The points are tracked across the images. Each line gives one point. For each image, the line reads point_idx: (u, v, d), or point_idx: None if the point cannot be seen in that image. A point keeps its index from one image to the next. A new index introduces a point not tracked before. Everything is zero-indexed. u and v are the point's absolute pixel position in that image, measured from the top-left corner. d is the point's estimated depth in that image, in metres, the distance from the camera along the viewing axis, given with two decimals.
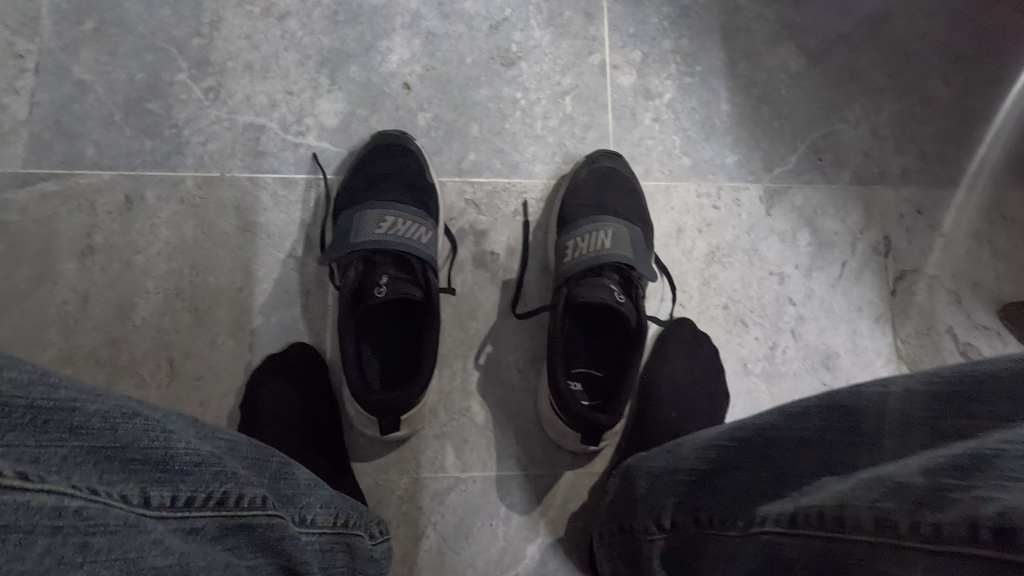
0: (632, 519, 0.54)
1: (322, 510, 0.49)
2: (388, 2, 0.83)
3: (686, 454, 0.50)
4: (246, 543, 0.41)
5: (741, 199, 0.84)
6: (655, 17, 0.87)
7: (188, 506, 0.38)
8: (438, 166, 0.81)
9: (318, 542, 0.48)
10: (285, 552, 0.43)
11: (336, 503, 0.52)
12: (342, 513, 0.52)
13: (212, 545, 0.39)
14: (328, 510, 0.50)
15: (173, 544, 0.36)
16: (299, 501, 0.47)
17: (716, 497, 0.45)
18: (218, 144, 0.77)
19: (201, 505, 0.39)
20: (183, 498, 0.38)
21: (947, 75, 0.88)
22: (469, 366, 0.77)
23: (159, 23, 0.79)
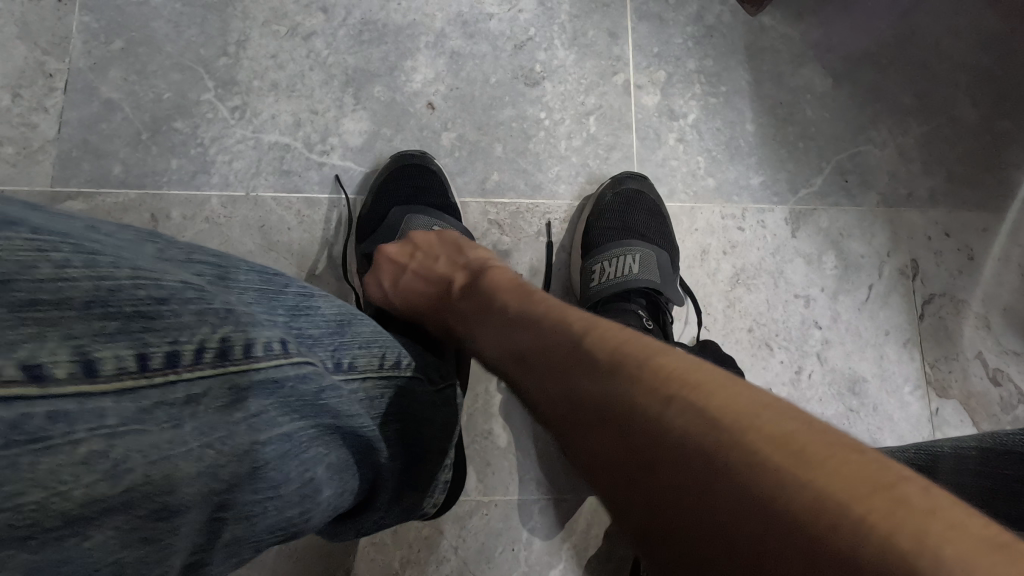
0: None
1: (363, 350, 0.41)
2: (413, 21, 0.83)
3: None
4: (276, 408, 0.30)
5: (766, 221, 0.83)
6: (680, 37, 0.86)
7: (201, 360, 0.27)
8: (461, 187, 0.81)
9: (364, 387, 0.40)
10: (328, 406, 0.34)
11: (381, 342, 0.43)
12: (391, 352, 0.44)
13: (232, 420, 0.28)
14: (373, 349, 0.42)
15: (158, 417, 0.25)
16: (328, 343, 0.38)
17: None
18: (243, 163, 0.78)
19: (212, 358, 0.28)
20: (183, 348, 0.27)
21: (975, 97, 0.87)
22: (491, 389, 0.76)
23: (186, 43, 0.80)
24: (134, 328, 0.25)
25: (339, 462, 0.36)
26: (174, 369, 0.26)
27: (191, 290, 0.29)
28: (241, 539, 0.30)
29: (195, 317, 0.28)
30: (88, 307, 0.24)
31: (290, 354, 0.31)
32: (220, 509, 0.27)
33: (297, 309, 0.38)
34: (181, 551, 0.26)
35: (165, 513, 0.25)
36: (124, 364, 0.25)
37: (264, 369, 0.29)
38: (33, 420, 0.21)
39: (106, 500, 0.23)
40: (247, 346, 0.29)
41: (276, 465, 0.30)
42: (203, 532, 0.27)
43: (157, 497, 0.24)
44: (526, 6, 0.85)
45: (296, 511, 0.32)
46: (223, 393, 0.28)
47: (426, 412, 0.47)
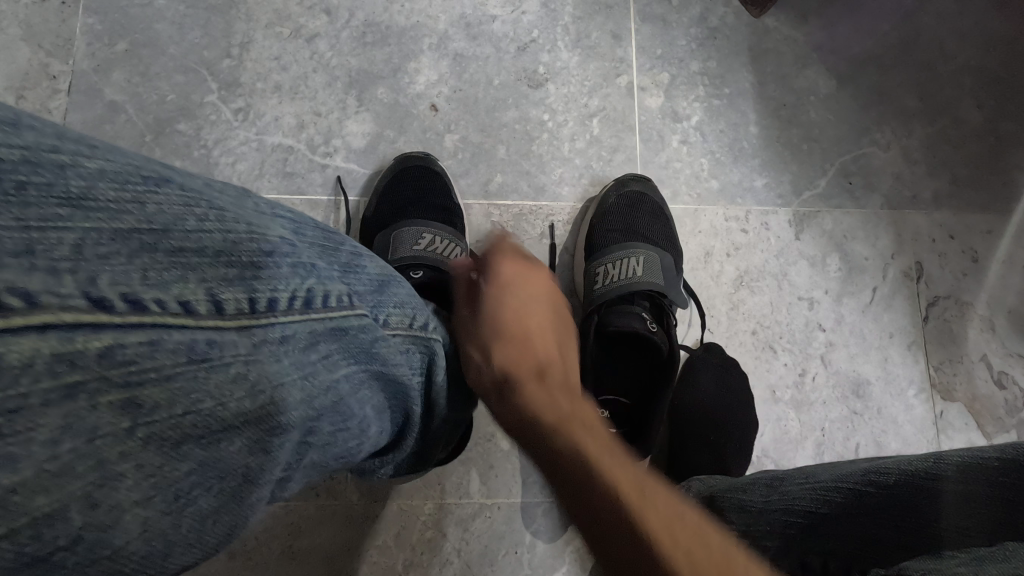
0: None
1: (398, 306, 0.41)
2: (416, 23, 0.83)
3: (785, 495, 0.50)
4: (340, 352, 0.33)
5: (770, 223, 0.83)
6: (683, 38, 0.86)
7: (276, 312, 0.29)
8: (464, 189, 0.81)
9: (403, 341, 0.41)
10: (379, 354, 0.37)
11: (415, 300, 0.44)
12: (421, 311, 0.44)
13: (306, 359, 0.30)
14: (405, 305, 0.42)
15: (249, 366, 0.27)
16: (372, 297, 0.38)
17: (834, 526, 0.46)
18: (247, 165, 0.78)
19: (285, 310, 0.30)
20: (264, 302, 0.29)
21: (980, 99, 0.87)
22: None
23: (190, 45, 0.80)
24: (207, 270, 0.26)
25: (385, 406, 0.39)
26: (256, 317, 0.28)
27: (252, 239, 0.30)
28: (306, 468, 0.33)
29: (254, 268, 0.29)
30: (168, 247, 0.25)
31: (350, 307, 0.35)
32: (286, 445, 0.29)
33: (347, 265, 0.37)
34: (269, 479, 0.30)
35: (269, 437, 0.28)
36: (207, 311, 0.26)
37: (337, 320, 0.33)
38: (140, 351, 0.22)
39: (191, 434, 0.25)
40: (293, 299, 0.30)
41: (346, 403, 0.33)
42: (281, 466, 0.30)
43: (232, 432, 0.26)
44: (529, 8, 0.85)
45: (357, 445, 0.36)
46: (307, 338, 0.31)
47: (457, 365, 0.49)
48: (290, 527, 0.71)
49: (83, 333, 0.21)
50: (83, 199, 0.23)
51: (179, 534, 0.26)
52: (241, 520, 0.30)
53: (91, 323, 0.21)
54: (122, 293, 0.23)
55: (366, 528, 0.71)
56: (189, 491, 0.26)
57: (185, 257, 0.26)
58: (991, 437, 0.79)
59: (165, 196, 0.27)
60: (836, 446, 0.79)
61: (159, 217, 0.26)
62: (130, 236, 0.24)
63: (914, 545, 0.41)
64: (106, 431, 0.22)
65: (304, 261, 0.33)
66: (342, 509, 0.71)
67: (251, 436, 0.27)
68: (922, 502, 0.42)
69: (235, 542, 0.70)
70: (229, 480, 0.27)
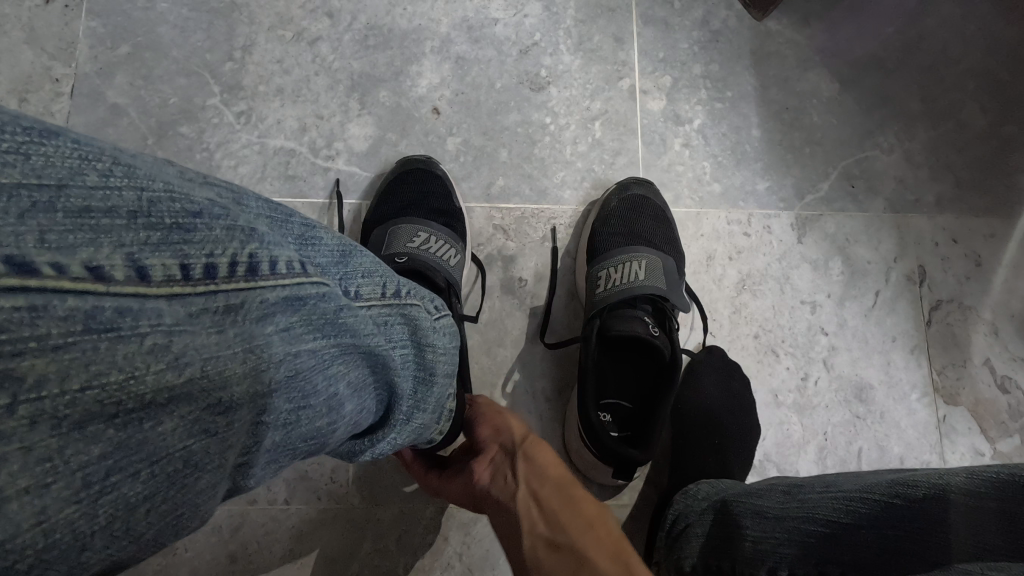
0: (728, 561, 0.53)
1: (364, 280, 0.42)
2: (419, 26, 0.83)
3: (804, 505, 0.50)
4: (304, 323, 0.32)
5: (772, 226, 0.83)
6: (686, 42, 0.86)
7: (210, 278, 0.28)
8: (466, 192, 0.81)
9: (369, 313, 0.40)
10: (346, 325, 0.36)
11: (378, 274, 0.44)
12: (388, 284, 0.44)
13: (260, 327, 0.29)
14: (371, 279, 0.43)
15: (180, 331, 0.26)
16: (332, 271, 0.39)
17: (841, 541, 0.46)
18: (249, 168, 0.78)
19: (224, 276, 0.29)
20: (196, 268, 0.28)
21: (982, 102, 0.87)
22: (496, 395, 0.76)
23: (192, 47, 0.80)
24: (128, 236, 0.25)
25: (359, 382, 0.38)
26: (187, 283, 0.27)
27: (184, 202, 0.29)
28: (274, 448, 0.32)
29: (184, 232, 0.28)
30: (68, 207, 0.24)
31: (307, 274, 0.34)
32: (239, 423, 0.28)
33: (304, 238, 0.38)
34: (222, 462, 0.28)
35: (215, 413, 0.27)
36: (122, 275, 0.24)
37: (293, 287, 0.32)
38: (17, 318, 0.21)
39: (131, 404, 0.24)
40: (235, 265, 0.29)
41: (306, 377, 0.32)
42: (240, 444, 0.29)
43: (176, 405, 0.25)
44: (532, 12, 0.85)
45: (328, 423, 0.35)
46: (261, 307, 0.30)
47: (438, 343, 0.47)
48: (291, 530, 0.71)
49: (6, 294, 0.21)
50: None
51: (134, 512, 0.25)
52: (206, 501, 0.28)
53: (16, 286, 0.21)
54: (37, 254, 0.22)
55: (367, 531, 0.71)
56: (107, 475, 0.23)
57: (92, 220, 0.24)
58: (994, 441, 0.79)
59: (59, 145, 0.25)
60: (838, 451, 0.78)
61: (51, 169, 0.24)
62: (15, 195, 0.22)
63: (922, 562, 0.42)
64: (53, 389, 0.21)
65: (248, 226, 0.32)
66: (343, 512, 0.71)
67: (194, 413, 0.26)
68: (931, 518, 0.42)
69: (237, 546, 0.70)
70: (179, 458, 0.26)
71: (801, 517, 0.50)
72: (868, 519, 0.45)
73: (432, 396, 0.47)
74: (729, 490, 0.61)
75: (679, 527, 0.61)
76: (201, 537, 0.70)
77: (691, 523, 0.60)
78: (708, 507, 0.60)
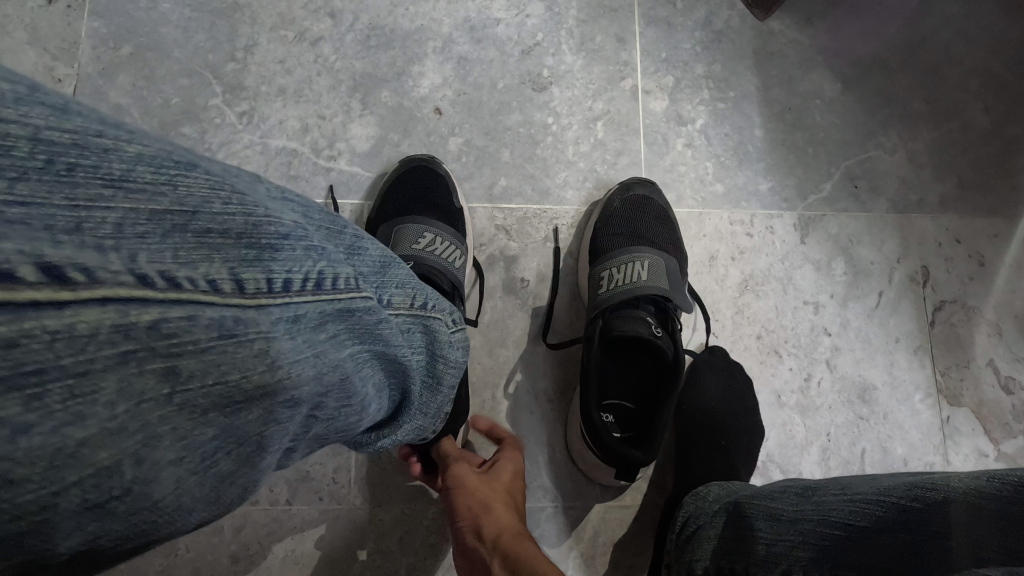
0: (741, 563, 0.52)
1: (399, 290, 0.42)
2: (421, 27, 0.83)
3: (818, 507, 0.50)
4: (347, 331, 0.34)
5: (775, 226, 0.83)
6: (688, 42, 0.86)
7: (287, 290, 0.30)
8: (469, 192, 0.81)
9: (400, 321, 0.41)
10: (382, 335, 0.38)
11: (413, 284, 0.45)
12: (420, 295, 0.45)
13: (314, 335, 0.31)
14: (405, 289, 0.43)
15: (271, 342, 0.28)
16: (375, 281, 0.40)
17: (856, 547, 0.46)
18: (251, 168, 0.78)
19: (298, 288, 0.30)
20: (280, 281, 0.29)
21: (987, 101, 0.86)
22: (498, 396, 0.76)
23: (194, 48, 0.80)
24: (207, 248, 0.26)
25: (381, 383, 0.40)
26: (274, 295, 0.29)
27: (260, 216, 0.30)
28: (311, 437, 0.35)
29: (259, 246, 0.29)
30: (197, 229, 0.26)
31: (357, 288, 0.36)
32: (294, 414, 0.31)
33: (350, 247, 0.39)
34: (273, 453, 0.31)
35: (287, 407, 0.30)
36: (228, 287, 0.26)
37: (343, 301, 0.34)
38: (181, 325, 0.24)
39: (218, 401, 0.26)
40: (304, 280, 0.31)
41: (349, 380, 0.35)
42: (288, 437, 0.32)
43: (252, 400, 0.28)
44: (534, 12, 0.85)
45: (355, 419, 0.38)
46: (318, 319, 0.32)
47: (455, 359, 0.48)
48: (294, 531, 0.70)
49: (173, 304, 0.24)
50: (83, 167, 0.23)
51: (203, 492, 0.28)
52: (250, 484, 0.32)
53: (175, 298, 0.24)
54: (128, 266, 0.23)
55: (369, 532, 0.71)
56: (213, 453, 0.27)
57: (213, 245, 0.27)
58: (997, 443, 0.79)
59: (196, 179, 0.28)
60: (842, 451, 0.78)
61: (191, 200, 0.27)
62: (165, 229, 0.25)
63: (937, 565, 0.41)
64: (149, 397, 0.23)
65: (315, 244, 0.33)
66: (345, 513, 0.71)
67: (269, 407, 0.29)
68: (942, 521, 0.41)
69: (238, 546, 0.69)
70: (250, 444, 0.29)
71: (817, 520, 0.49)
72: (883, 521, 0.45)
73: (441, 401, 0.49)
74: (740, 492, 0.61)
75: (689, 530, 0.61)
76: (204, 538, 0.69)
77: (701, 527, 0.60)
78: (721, 509, 0.60)
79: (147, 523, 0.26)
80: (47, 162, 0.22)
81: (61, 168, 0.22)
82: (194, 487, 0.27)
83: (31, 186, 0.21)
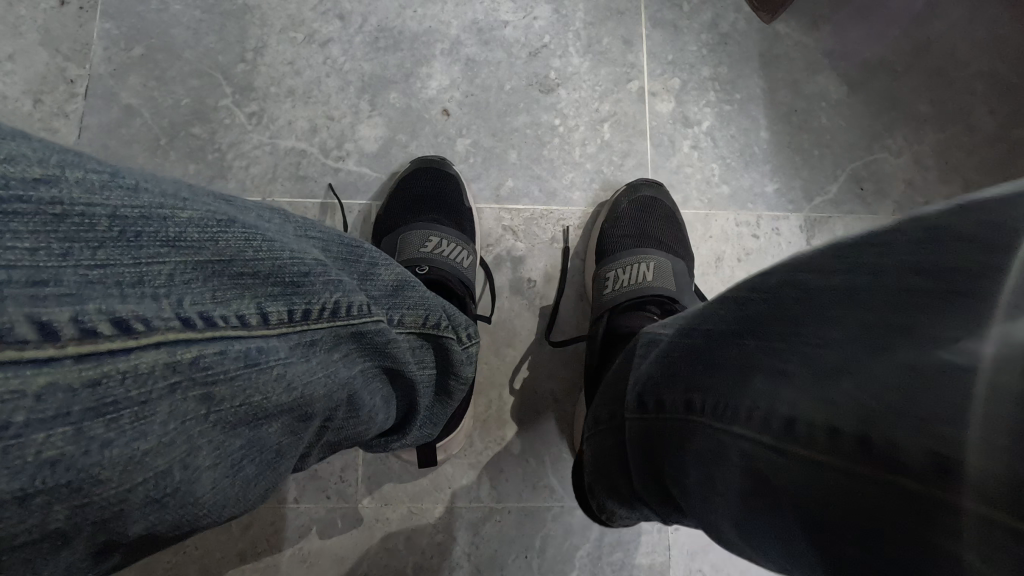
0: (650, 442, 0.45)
1: (407, 310, 0.43)
2: (429, 28, 0.84)
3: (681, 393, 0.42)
4: (331, 353, 0.35)
5: (781, 228, 0.83)
6: (694, 44, 0.86)
7: (262, 324, 0.30)
8: (477, 193, 0.81)
9: (405, 343, 0.42)
10: (374, 355, 0.39)
11: (425, 303, 0.45)
12: (434, 313, 0.45)
13: (294, 361, 0.32)
14: (415, 309, 0.43)
15: (246, 372, 0.29)
16: (378, 302, 0.41)
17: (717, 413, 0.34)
18: (260, 168, 0.78)
19: (275, 322, 0.31)
20: (251, 317, 0.30)
21: (992, 104, 0.87)
22: (504, 395, 0.76)
23: (205, 49, 0.80)
24: (194, 286, 0.28)
25: (375, 401, 0.41)
26: (242, 328, 0.29)
27: (261, 248, 0.31)
28: (324, 444, 0.40)
29: (256, 278, 0.31)
30: (154, 272, 0.26)
31: (374, 312, 0.38)
32: (274, 432, 0.32)
33: (363, 275, 0.41)
34: (266, 473, 0.33)
35: (300, 420, 0.33)
36: (199, 324, 0.27)
37: (328, 328, 0.34)
38: (129, 371, 0.24)
39: (244, 417, 0.29)
40: (285, 313, 0.32)
41: (336, 397, 0.36)
42: (279, 455, 0.33)
43: (225, 430, 0.29)
44: (541, 14, 0.85)
45: (359, 428, 0.41)
46: (299, 348, 0.32)
47: (464, 372, 0.48)
48: (301, 529, 0.71)
49: (110, 357, 0.23)
50: (68, 217, 0.24)
51: (206, 511, 0.29)
52: (274, 483, 0.35)
53: (120, 347, 0.24)
54: (76, 318, 0.23)
55: (375, 531, 0.71)
56: (202, 482, 0.28)
57: (170, 286, 0.27)
58: None
59: (155, 221, 0.27)
60: None
61: (146, 242, 0.27)
62: (116, 276, 0.25)
63: (938, 319, 0.24)
64: (115, 444, 0.23)
65: (304, 273, 0.33)
66: (352, 512, 0.72)
67: (288, 421, 0.32)
68: (980, 226, 0.25)
69: (246, 543, 0.70)
70: (270, 453, 0.32)
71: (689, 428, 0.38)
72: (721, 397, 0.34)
73: (446, 410, 0.51)
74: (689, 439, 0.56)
75: None
76: (211, 536, 0.70)
77: None
78: None
79: (190, 517, 0.29)
80: (21, 216, 0.23)
81: (31, 221, 0.23)
82: (223, 491, 0.30)
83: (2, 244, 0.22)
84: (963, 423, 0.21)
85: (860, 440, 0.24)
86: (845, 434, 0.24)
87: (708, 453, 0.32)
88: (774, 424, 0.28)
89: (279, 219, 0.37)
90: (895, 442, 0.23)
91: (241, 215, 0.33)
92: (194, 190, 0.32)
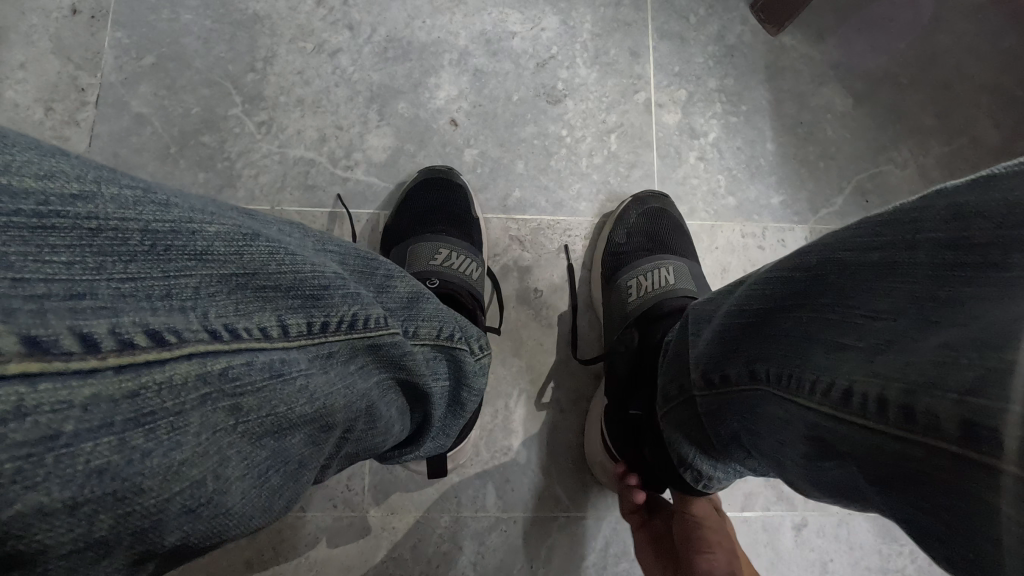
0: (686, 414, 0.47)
1: (423, 322, 0.43)
2: (437, 39, 0.84)
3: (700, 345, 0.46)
4: (350, 364, 0.35)
5: (786, 239, 0.83)
6: (701, 56, 0.87)
7: (284, 335, 0.31)
8: (484, 203, 0.81)
9: (421, 354, 0.42)
10: (392, 365, 0.39)
11: (439, 315, 0.45)
12: (447, 325, 0.45)
13: (314, 371, 0.32)
14: (431, 322, 0.44)
15: (271, 386, 0.29)
16: (394, 312, 0.41)
17: (770, 359, 0.37)
18: (269, 177, 0.79)
19: (296, 335, 0.31)
20: (273, 329, 0.30)
21: (996, 117, 0.87)
22: (511, 405, 0.76)
23: (215, 59, 0.81)
24: (220, 298, 0.28)
25: (391, 411, 0.42)
26: (267, 340, 0.30)
27: (283, 262, 0.32)
28: (343, 456, 0.40)
29: (278, 290, 0.31)
30: (183, 286, 0.27)
31: (391, 324, 0.38)
32: (298, 443, 0.32)
33: (379, 287, 0.41)
34: (291, 483, 0.33)
35: (322, 430, 0.34)
36: (225, 337, 0.28)
37: (346, 340, 0.35)
38: (164, 383, 0.24)
39: (270, 428, 0.30)
40: (306, 324, 0.32)
41: (354, 408, 0.36)
42: (302, 467, 0.33)
43: (254, 441, 0.29)
44: (548, 25, 0.86)
45: (375, 440, 0.42)
46: (320, 359, 0.33)
47: (477, 383, 0.49)
48: (308, 538, 0.71)
49: (146, 367, 0.24)
50: (102, 232, 0.25)
51: (237, 522, 0.29)
52: (296, 495, 0.35)
53: (155, 358, 0.24)
54: (114, 331, 0.23)
55: (382, 540, 0.72)
56: (233, 492, 0.28)
57: (198, 299, 0.27)
58: None
59: (183, 235, 0.28)
60: None
61: (175, 256, 0.27)
62: (147, 289, 0.25)
63: (993, 292, 0.26)
64: (156, 453, 0.24)
65: (325, 284, 0.34)
66: (359, 520, 0.72)
67: (310, 432, 0.33)
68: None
69: (253, 552, 0.70)
70: (294, 464, 0.32)
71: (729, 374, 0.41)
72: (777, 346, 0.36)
73: (459, 422, 0.52)
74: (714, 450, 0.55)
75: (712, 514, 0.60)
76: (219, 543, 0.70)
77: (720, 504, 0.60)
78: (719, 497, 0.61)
79: (221, 529, 0.29)
80: (59, 230, 0.23)
81: (68, 235, 0.24)
82: (252, 502, 0.30)
83: (41, 258, 0.22)
84: (993, 393, 0.23)
85: (904, 408, 0.27)
86: (894, 404, 0.27)
87: (778, 419, 0.35)
88: (835, 394, 0.31)
89: (299, 233, 0.38)
90: (933, 412, 0.25)
91: (264, 230, 0.34)
92: (220, 204, 0.33)
